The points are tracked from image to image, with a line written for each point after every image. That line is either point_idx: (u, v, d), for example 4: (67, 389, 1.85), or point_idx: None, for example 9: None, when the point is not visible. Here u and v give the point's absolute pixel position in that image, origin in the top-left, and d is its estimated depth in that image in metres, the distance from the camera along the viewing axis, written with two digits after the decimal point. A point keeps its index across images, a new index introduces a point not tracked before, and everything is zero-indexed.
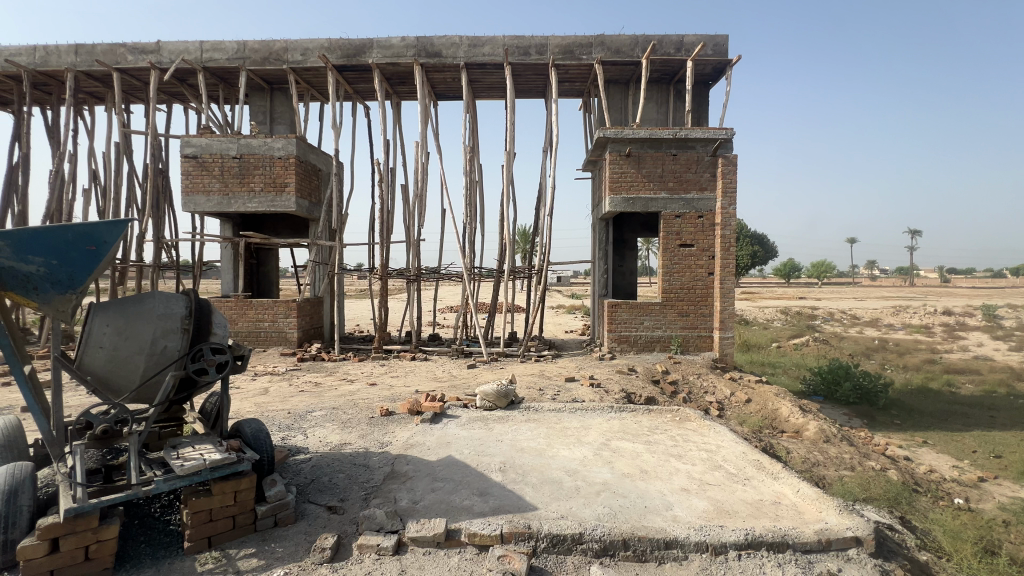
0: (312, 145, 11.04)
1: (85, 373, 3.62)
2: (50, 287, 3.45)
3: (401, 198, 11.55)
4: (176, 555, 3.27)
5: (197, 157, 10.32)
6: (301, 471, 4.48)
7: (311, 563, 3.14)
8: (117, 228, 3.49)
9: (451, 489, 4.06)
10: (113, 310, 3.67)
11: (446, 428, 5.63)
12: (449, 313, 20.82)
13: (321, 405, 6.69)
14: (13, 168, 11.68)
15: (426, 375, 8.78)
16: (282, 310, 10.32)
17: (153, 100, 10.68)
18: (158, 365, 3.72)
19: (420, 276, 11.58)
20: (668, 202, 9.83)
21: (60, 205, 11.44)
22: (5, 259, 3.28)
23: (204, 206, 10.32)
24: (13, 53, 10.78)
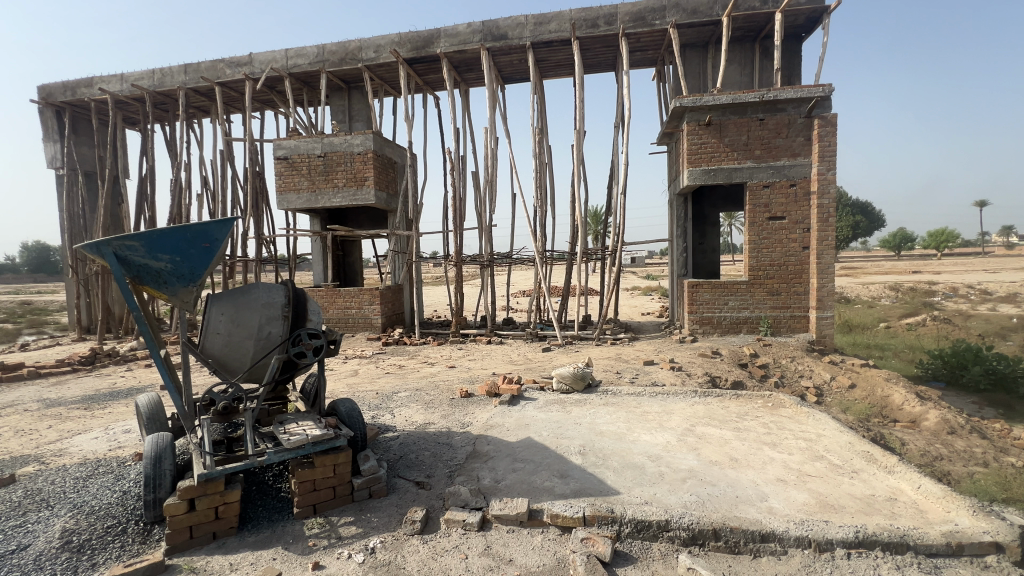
0: (388, 139, 11.51)
1: (207, 356, 4.08)
2: (176, 281, 3.93)
3: (472, 185, 11.75)
4: (288, 519, 3.62)
5: (288, 158, 11.17)
6: (391, 447, 4.78)
7: (404, 534, 3.34)
8: (225, 226, 3.89)
9: (531, 469, 4.11)
10: (226, 300, 4.10)
11: (523, 410, 5.71)
12: (521, 298, 21.00)
13: (406, 386, 7.07)
14: (143, 179, 13.42)
15: (502, 358, 8.95)
16: (367, 297, 10.99)
17: (249, 109, 11.69)
18: (265, 348, 4.11)
19: (493, 262, 11.75)
20: (754, 171, 9.07)
21: (180, 209, 12.98)
22: (140, 258, 3.75)
23: (296, 203, 11.18)
24: (137, 78, 12.29)
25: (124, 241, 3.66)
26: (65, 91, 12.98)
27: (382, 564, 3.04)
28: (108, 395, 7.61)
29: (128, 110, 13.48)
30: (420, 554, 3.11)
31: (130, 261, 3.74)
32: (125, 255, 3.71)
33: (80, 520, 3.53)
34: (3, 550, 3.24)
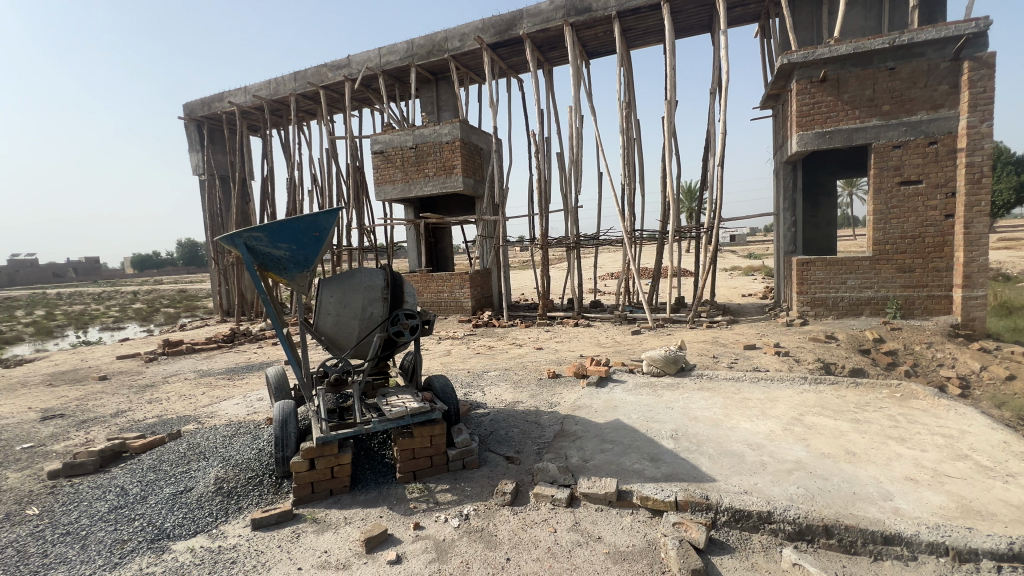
0: (473, 126, 11.77)
1: (320, 334, 4.52)
2: (294, 267, 4.41)
3: (557, 167, 11.65)
4: (392, 482, 3.96)
5: (384, 151, 11.94)
6: (482, 423, 4.99)
7: (495, 504, 3.49)
8: (331, 215, 4.27)
9: (621, 451, 4.06)
10: (334, 283, 4.50)
11: (612, 392, 5.63)
12: (609, 280, 20.53)
13: (495, 366, 7.32)
14: (265, 179, 15.17)
15: (590, 340, 8.87)
16: (458, 281, 11.47)
17: (348, 108, 12.62)
18: (368, 327, 4.48)
19: (579, 244, 11.60)
20: (881, 130, 7.90)
21: (295, 205, 14.48)
22: (265, 247, 4.25)
23: (391, 193, 11.92)
24: (257, 89, 13.82)
25: (252, 233, 4.16)
26: (203, 106, 15.01)
27: (475, 530, 3.21)
28: (246, 367, 8.87)
29: (251, 119, 15.23)
30: (511, 524, 3.24)
31: (257, 250, 4.25)
32: (253, 245, 4.22)
33: (228, 470, 4.17)
34: (175, 490, 3.96)
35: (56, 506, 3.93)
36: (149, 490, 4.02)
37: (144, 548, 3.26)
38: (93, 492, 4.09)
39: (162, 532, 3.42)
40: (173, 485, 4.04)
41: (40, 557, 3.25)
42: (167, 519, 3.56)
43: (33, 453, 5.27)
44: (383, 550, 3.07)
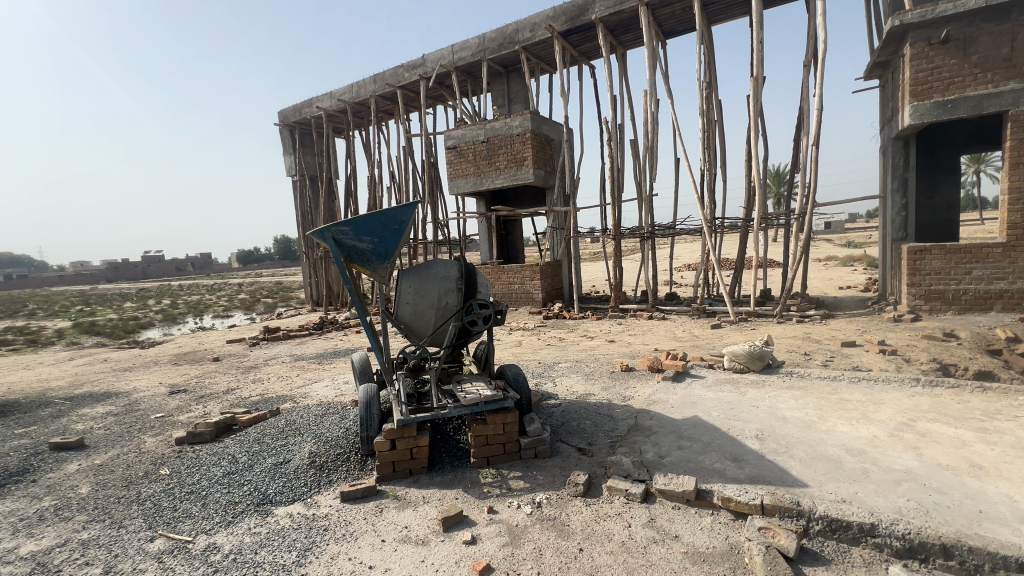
0: (544, 117, 11.71)
1: (399, 323, 4.74)
2: (376, 259, 4.66)
3: (631, 154, 11.28)
4: (466, 466, 4.10)
5: (456, 147, 12.28)
6: (554, 413, 5.00)
7: (568, 494, 3.49)
8: (409, 209, 4.49)
9: (700, 449, 3.88)
10: (412, 274, 4.70)
11: (689, 387, 5.39)
12: (686, 272, 19.60)
13: (566, 357, 7.30)
14: (348, 178, 16.20)
15: (666, 334, 8.54)
16: (529, 273, 11.53)
17: (423, 106, 13.09)
18: (444, 316, 4.64)
19: (654, 234, 11.17)
20: (1020, 94, 6.78)
21: (375, 201, 15.33)
22: (351, 240, 4.52)
23: (464, 187, 12.24)
24: (342, 93, 14.76)
25: (339, 227, 4.44)
26: (295, 112, 16.29)
27: (548, 518, 3.23)
28: (334, 353, 9.59)
29: (336, 122, 16.30)
30: (583, 515, 3.22)
31: (344, 243, 4.53)
32: (340, 239, 4.50)
33: (320, 446, 4.55)
34: (276, 460, 4.38)
35: (182, 468, 4.52)
36: (255, 459, 4.48)
37: (251, 510, 3.66)
38: (211, 458, 4.65)
39: (265, 497, 3.81)
40: (275, 456, 4.48)
41: (171, 511, 3.76)
42: (270, 486, 3.96)
43: (164, 421, 6.10)
44: (459, 530, 3.19)
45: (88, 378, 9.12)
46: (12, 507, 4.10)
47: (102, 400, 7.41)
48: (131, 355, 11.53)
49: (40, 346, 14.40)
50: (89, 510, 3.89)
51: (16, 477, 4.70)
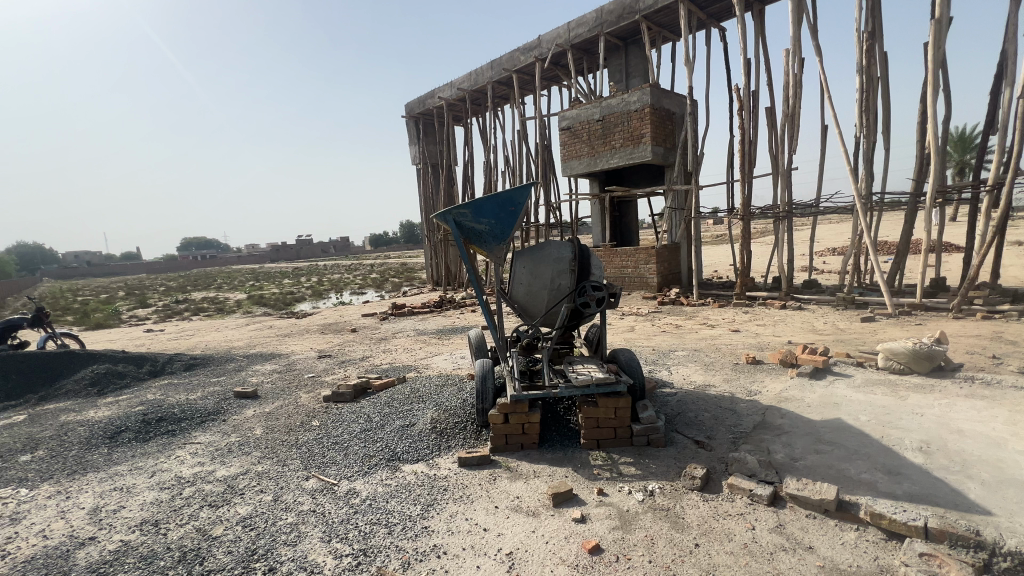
0: (666, 90, 10.99)
1: (514, 302, 4.87)
2: (493, 241, 4.82)
3: (766, 124, 10.11)
4: (576, 447, 4.13)
5: (571, 127, 12.14)
6: (668, 402, 4.79)
7: (682, 487, 3.33)
8: (524, 190, 4.56)
9: (843, 456, 3.42)
10: (526, 256, 4.78)
11: (831, 386, 4.75)
12: (830, 257, 17.14)
13: (683, 345, 6.91)
14: (466, 163, 16.97)
15: (802, 325, 7.62)
16: (643, 256, 11.07)
17: (539, 88, 13.11)
18: (557, 297, 4.65)
19: (792, 213, 9.94)
20: None
21: (490, 185, 15.88)
22: (470, 223, 4.73)
23: (578, 168, 12.09)
24: (462, 82, 15.41)
25: (460, 210, 4.66)
26: (419, 104, 17.43)
27: (661, 508, 3.13)
28: (452, 329, 10.26)
29: (456, 110, 17.08)
30: (700, 510, 3.06)
31: (463, 225, 4.74)
32: (460, 221, 4.72)
33: (440, 413, 4.92)
34: (403, 423, 4.85)
35: (329, 422, 5.24)
36: (386, 420, 5.01)
37: (383, 464, 4.11)
38: (351, 415, 5.32)
39: (394, 454, 4.25)
40: (402, 419, 4.96)
41: (321, 456, 4.39)
42: (398, 445, 4.41)
43: (314, 381, 7.11)
44: (569, 507, 3.24)
45: (260, 341, 10.96)
46: (211, 438, 5.13)
47: (269, 360, 8.87)
48: (290, 324, 13.56)
49: (226, 313, 17.63)
50: (262, 448, 4.71)
51: (213, 415, 5.86)
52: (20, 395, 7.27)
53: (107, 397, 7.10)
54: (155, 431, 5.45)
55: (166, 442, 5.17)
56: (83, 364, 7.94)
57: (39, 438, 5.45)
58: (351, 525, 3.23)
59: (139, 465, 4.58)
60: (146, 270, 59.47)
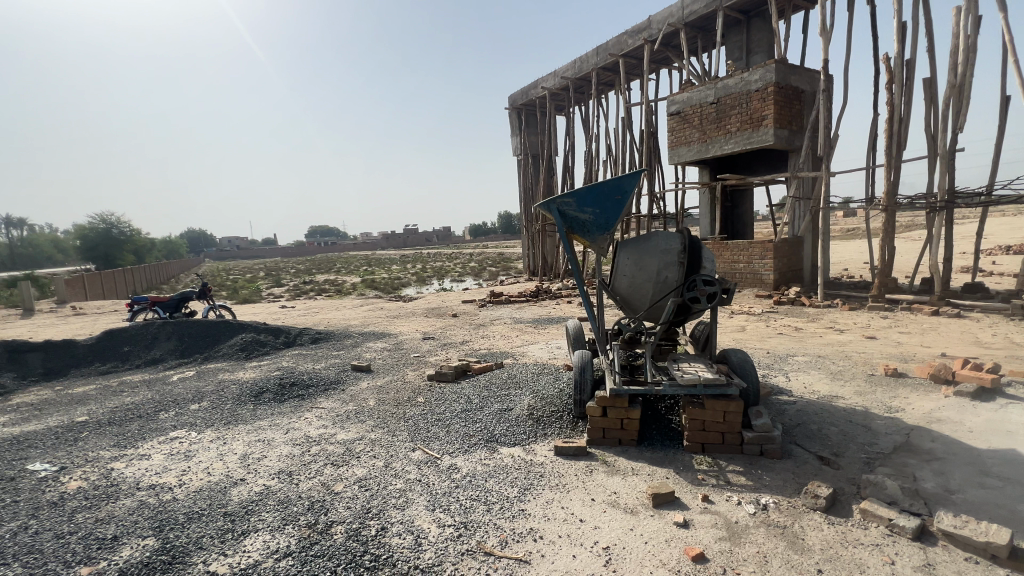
0: (794, 65, 9.86)
1: (616, 295, 4.73)
2: (596, 231, 4.71)
3: (924, 97, 8.62)
4: (678, 449, 3.93)
5: (680, 112, 11.45)
6: (786, 411, 4.35)
7: (802, 505, 3.01)
8: (633, 178, 4.40)
9: (1017, 495, 2.84)
10: (631, 247, 4.60)
11: (1001, 411, 3.96)
12: (1003, 256, 14.22)
13: (804, 350, 6.22)
14: (566, 153, 16.86)
15: (960, 336, 6.44)
16: (758, 251, 10.14)
17: (646, 72, 12.54)
18: (662, 291, 4.44)
19: (953, 203, 8.40)
20: None
21: (590, 174, 15.64)
22: (574, 212, 4.66)
23: (686, 156, 11.40)
24: (566, 71, 15.31)
25: (564, 199, 4.61)
26: (523, 95, 17.66)
27: (776, 524, 2.86)
28: (548, 319, 10.32)
29: (558, 99, 17.03)
30: (824, 533, 2.74)
31: (567, 215, 4.69)
32: (564, 210, 4.67)
33: (536, 400, 4.98)
34: (501, 406, 5.00)
35: (433, 399, 5.58)
36: (485, 402, 5.20)
37: (482, 444, 4.27)
38: (453, 395, 5.60)
39: (493, 436, 4.39)
40: (500, 403, 5.11)
41: (425, 431, 4.69)
42: (496, 427, 4.55)
43: (419, 360, 7.62)
44: (670, 510, 3.09)
45: (373, 321, 12.00)
46: (333, 405, 5.75)
47: (380, 338, 9.68)
48: (397, 306, 14.66)
49: (344, 294, 19.57)
50: (375, 418, 5.17)
51: (334, 384, 6.56)
52: (190, 354, 8.77)
53: (252, 361, 8.28)
54: (289, 394, 6.24)
55: (297, 405, 5.90)
56: (235, 332, 9.32)
57: (204, 391, 6.53)
58: (453, 498, 3.41)
59: (277, 422, 5.27)
60: (281, 254, 68.05)
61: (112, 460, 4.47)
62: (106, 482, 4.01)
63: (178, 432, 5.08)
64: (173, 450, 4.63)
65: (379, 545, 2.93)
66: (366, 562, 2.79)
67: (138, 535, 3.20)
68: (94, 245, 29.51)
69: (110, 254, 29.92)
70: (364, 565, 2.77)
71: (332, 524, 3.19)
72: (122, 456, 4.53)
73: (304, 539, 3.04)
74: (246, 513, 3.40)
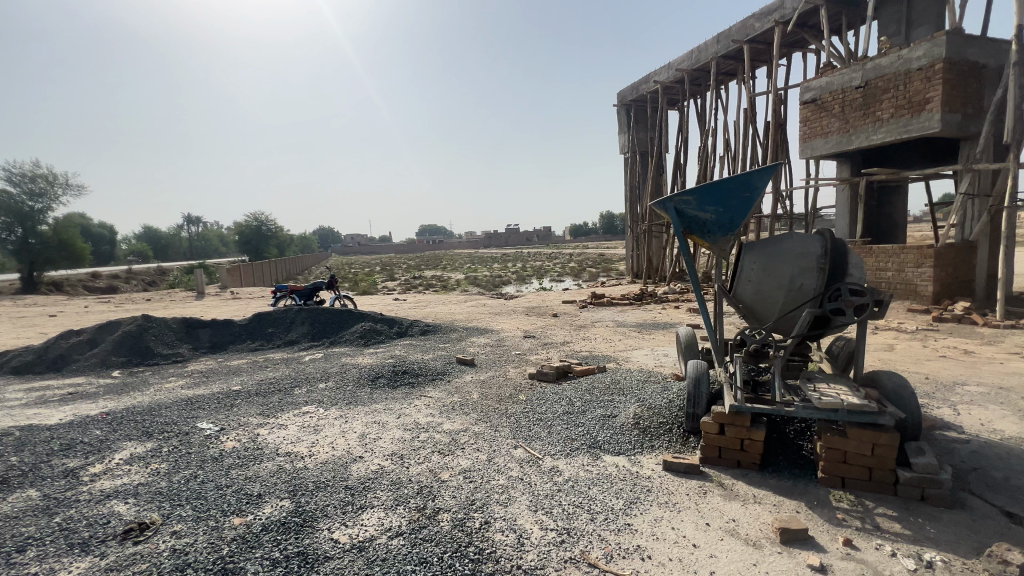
0: (973, 36, 8.21)
1: (738, 301, 4.29)
2: (717, 231, 4.33)
3: None
4: (811, 481, 3.45)
5: (817, 100, 10.22)
6: (956, 451, 3.61)
7: (983, 571, 2.46)
8: (766, 173, 3.97)
9: None
10: (760, 249, 4.15)
11: None
12: None
13: (977, 379, 5.14)
14: (678, 149, 15.97)
15: None
16: (913, 258, 8.65)
17: (776, 57, 11.36)
18: (797, 300, 3.95)
19: None
20: None
21: (705, 172, 14.63)
22: (692, 210, 4.32)
23: (823, 148, 10.15)
24: (681, 62, 14.49)
25: (683, 197, 4.29)
26: (633, 91, 17.11)
27: None
28: (653, 324, 9.84)
29: (671, 93, 16.19)
30: None
31: (685, 214, 4.36)
32: (682, 209, 4.34)
33: (643, 408, 4.73)
34: (605, 412, 4.83)
35: (534, 398, 5.59)
36: (587, 406, 5.07)
37: (585, 450, 4.16)
38: (554, 396, 5.56)
39: (596, 442, 4.26)
40: (603, 408, 4.94)
41: (527, 429, 4.70)
42: (599, 433, 4.40)
43: (521, 358, 7.71)
44: (802, 550, 2.72)
45: (476, 316, 12.45)
46: (439, 394, 6.03)
47: (483, 334, 9.98)
48: (499, 303, 15.05)
49: (449, 290, 20.59)
50: (478, 411, 5.31)
51: (440, 375, 6.90)
52: (319, 338, 9.84)
53: (370, 348, 9.05)
54: (401, 380, 6.69)
55: (408, 391, 6.30)
56: (356, 321, 10.26)
57: (330, 372, 7.27)
58: (555, 502, 3.35)
59: (390, 406, 5.68)
60: (395, 250, 73.84)
61: (258, 426, 5.15)
62: (253, 445, 4.62)
63: (309, 407, 5.70)
64: (305, 423, 5.21)
65: (483, 539, 2.97)
66: (471, 553, 2.85)
67: (276, 496, 3.62)
68: (249, 240, 34.54)
69: (259, 248, 34.81)
70: (468, 556, 2.82)
71: (438, 510, 3.32)
72: (265, 424, 5.19)
73: (414, 522, 3.20)
74: (363, 489, 3.68)
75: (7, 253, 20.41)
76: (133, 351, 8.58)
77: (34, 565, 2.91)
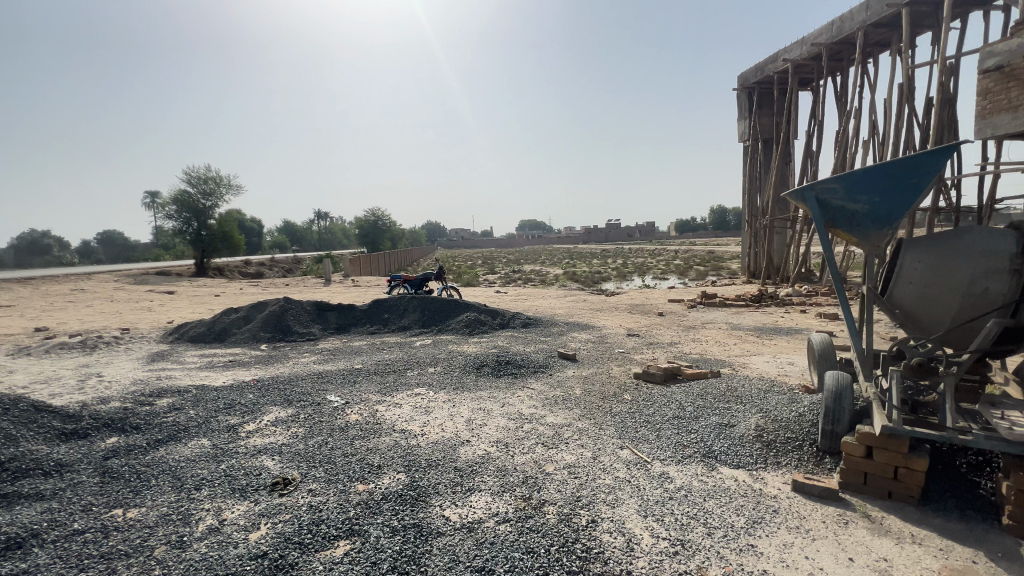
0: None
1: (894, 306, 3.65)
2: (870, 223, 3.75)
3: None
4: (991, 527, 2.86)
5: (1003, 66, 8.23)
6: None
7: None
8: (942, 154, 3.36)
9: None
10: (928, 246, 3.50)
11: None
12: None
13: None
14: (810, 135, 14.28)
15: None
16: None
17: (945, 19, 9.55)
18: (979, 308, 3.28)
19: None
20: None
21: (843, 159, 12.89)
22: (839, 200, 3.77)
23: (1010, 126, 8.12)
24: (818, 36, 12.88)
25: (827, 185, 3.75)
26: (756, 72, 15.61)
27: None
28: (774, 329, 8.93)
29: (804, 72, 14.49)
30: None
31: (829, 205, 3.81)
32: (825, 199, 3.80)
33: (767, 420, 4.29)
34: (721, 420, 4.47)
35: (640, 399, 5.36)
36: (699, 412, 4.73)
37: (699, 458, 3.88)
38: (662, 398, 5.28)
39: (711, 451, 3.95)
40: (719, 416, 4.57)
41: (634, 431, 4.52)
42: (715, 442, 4.08)
43: (624, 356, 7.47)
44: None
45: (577, 312, 12.31)
46: (542, 387, 6.07)
47: (584, 329, 9.87)
48: (599, 299, 14.76)
49: (549, 284, 20.67)
50: (581, 407, 5.24)
51: (542, 367, 6.94)
52: (429, 324, 10.48)
53: (475, 337, 9.43)
54: (504, 370, 6.86)
55: (511, 382, 6.43)
56: (462, 310, 10.74)
57: (439, 357, 7.69)
58: (666, 509, 3.18)
59: (495, 395, 5.85)
60: (496, 244, 76.02)
61: (377, 402, 5.61)
62: (373, 419, 5.04)
63: (420, 389, 6.09)
64: (417, 403, 5.56)
65: (590, 537, 2.91)
66: (578, 550, 2.79)
67: (394, 469, 3.91)
68: (367, 232, 37.88)
69: (376, 241, 38.01)
70: (576, 552, 2.78)
71: (544, 502, 3.32)
72: (383, 401, 5.64)
73: (520, 510, 3.24)
74: (471, 472, 3.81)
75: (187, 242, 24.67)
76: (277, 328, 9.88)
77: (207, 502, 3.47)
